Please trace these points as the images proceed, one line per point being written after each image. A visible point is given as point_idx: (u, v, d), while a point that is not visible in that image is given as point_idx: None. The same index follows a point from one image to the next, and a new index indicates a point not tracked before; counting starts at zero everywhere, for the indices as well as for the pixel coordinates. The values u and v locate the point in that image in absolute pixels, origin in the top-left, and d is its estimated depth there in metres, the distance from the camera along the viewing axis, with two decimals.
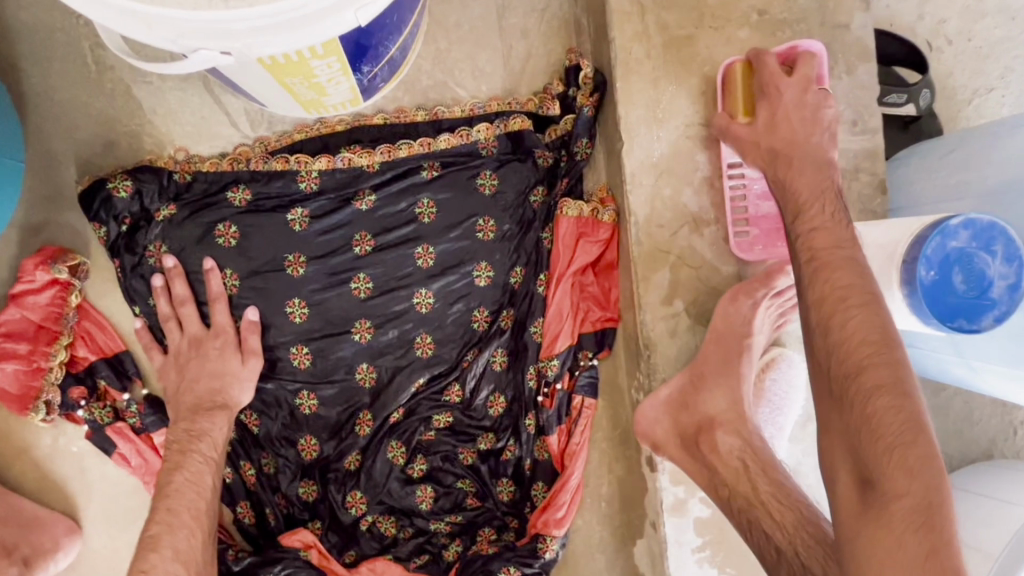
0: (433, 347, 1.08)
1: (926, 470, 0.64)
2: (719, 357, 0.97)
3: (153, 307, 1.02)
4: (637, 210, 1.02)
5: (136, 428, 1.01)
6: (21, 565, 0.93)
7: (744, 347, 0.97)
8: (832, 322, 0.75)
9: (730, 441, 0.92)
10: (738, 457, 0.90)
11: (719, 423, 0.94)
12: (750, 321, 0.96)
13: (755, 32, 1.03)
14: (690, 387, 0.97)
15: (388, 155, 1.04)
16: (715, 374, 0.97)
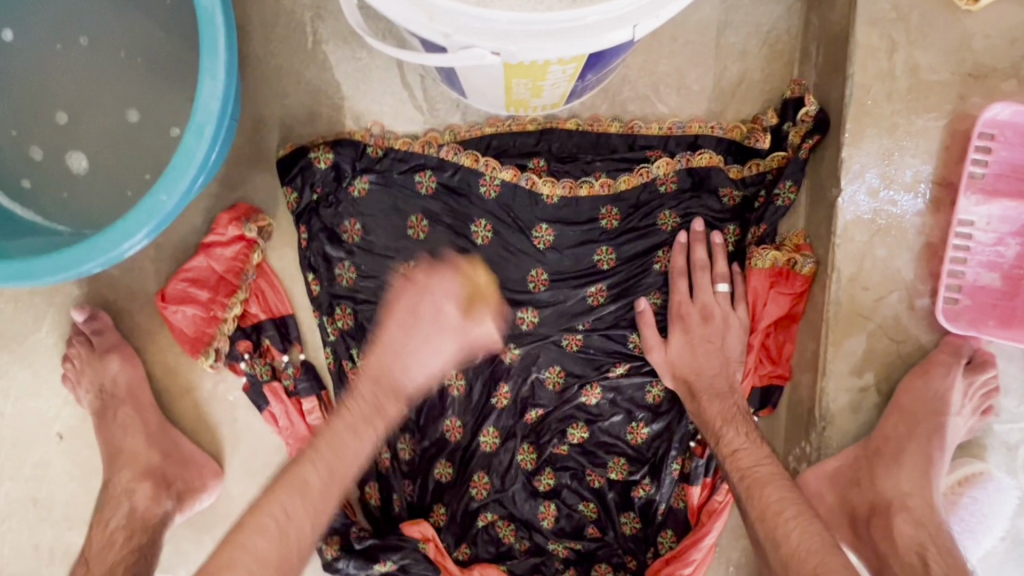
0: (581, 343, 1.03)
1: None
2: (904, 431, 0.87)
3: (333, 278, 1.03)
4: (841, 265, 0.92)
5: (289, 390, 1.04)
6: (175, 499, 1.00)
7: (940, 426, 0.87)
8: (771, 510, 0.84)
9: (909, 531, 0.82)
10: (916, 552, 0.80)
11: (898, 507, 0.84)
12: (945, 397, 0.87)
13: (1022, 87, 0.90)
14: (864, 462, 0.88)
15: (569, 190, 0.99)
16: (895, 451, 0.87)
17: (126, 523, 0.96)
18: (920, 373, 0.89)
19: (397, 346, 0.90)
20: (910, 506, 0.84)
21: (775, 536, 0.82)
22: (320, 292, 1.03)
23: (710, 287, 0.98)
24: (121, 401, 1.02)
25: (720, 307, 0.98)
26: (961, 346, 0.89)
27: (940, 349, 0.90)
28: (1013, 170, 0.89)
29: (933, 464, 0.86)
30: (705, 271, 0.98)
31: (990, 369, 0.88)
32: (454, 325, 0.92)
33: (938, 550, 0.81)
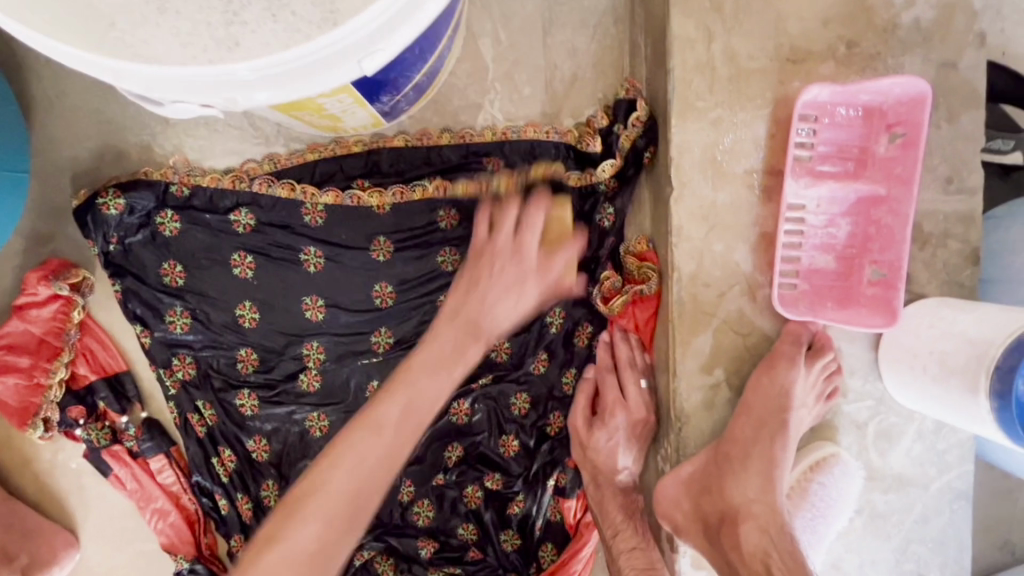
0: None
1: None
2: (751, 433, 0.84)
3: (166, 328, 0.96)
4: (682, 266, 0.90)
5: (132, 452, 0.97)
6: (20, 574, 0.91)
7: (786, 424, 0.85)
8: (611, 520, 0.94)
9: (755, 537, 0.79)
10: (760, 560, 0.77)
11: (744, 515, 0.81)
12: (788, 393, 0.85)
13: (840, 68, 0.89)
14: (714, 467, 0.85)
15: (400, 197, 0.96)
16: (743, 455, 0.84)
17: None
18: (766, 369, 0.87)
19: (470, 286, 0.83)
20: (755, 513, 0.81)
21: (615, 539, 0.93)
22: (152, 344, 0.97)
23: (634, 382, 0.96)
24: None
25: (639, 401, 0.96)
26: (801, 334, 0.88)
27: (781, 338, 0.89)
28: (839, 151, 0.89)
29: (774, 460, 0.83)
30: (627, 368, 0.97)
31: (829, 355, 0.89)
32: (554, 247, 0.85)
33: (781, 558, 0.77)
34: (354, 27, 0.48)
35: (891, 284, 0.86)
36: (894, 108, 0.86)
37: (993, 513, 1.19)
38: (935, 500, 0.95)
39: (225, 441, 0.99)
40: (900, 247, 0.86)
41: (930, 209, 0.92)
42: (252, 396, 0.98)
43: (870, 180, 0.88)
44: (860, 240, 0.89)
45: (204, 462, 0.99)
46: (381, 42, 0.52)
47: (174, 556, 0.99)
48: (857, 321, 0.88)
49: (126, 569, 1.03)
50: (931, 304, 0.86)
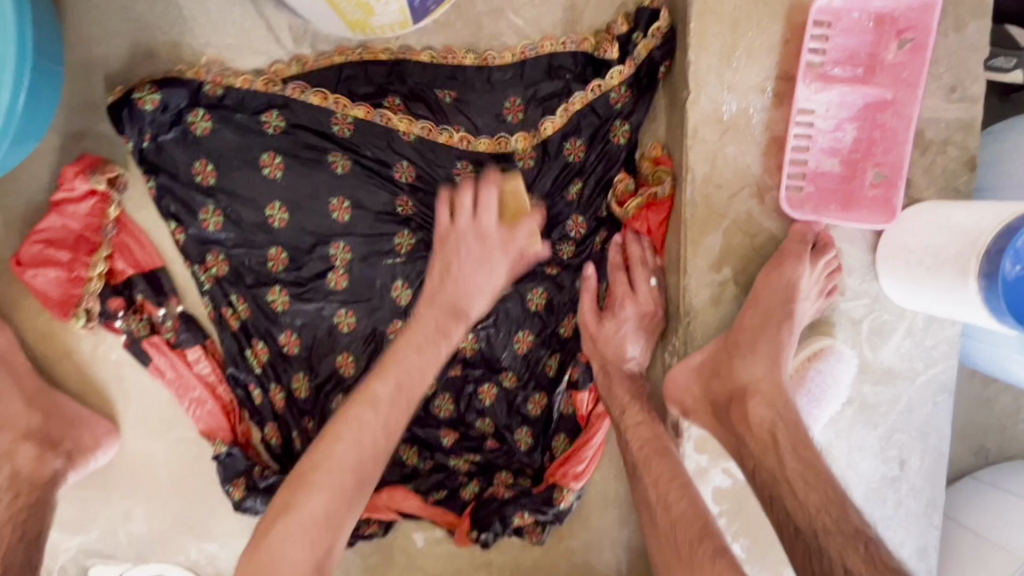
0: None
1: (681, 485, 0.92)
2: (758, 320, 0.91)
3: (200, 224, 1.01)
4: (694, 167, 0.95)
5: (170, 343, 1.03)
6: (64, 458, 0.99)
7: (791, 312, 0.90)
8: (620, 403, 1.00)
9: (763, 412, 0.85)
10: (768, 430, 0.84)
11: (752, 392, 0.87)
12: (794, 286, 0.91)
13: None
14: (725, 354, 0.91)
15: (428, 130, 1.01)
16: (750, 340, 0.90)
17: (10, 485, 0.94)
18: (774, 267, 0.92)
19: (444, 274, 0.90)
20: (763, 390, 0.86)
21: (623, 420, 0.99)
22: (187, 240, 1.01)
23: (645, 279, 1.01)
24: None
25: (648, 295, 1.02)
26: (806, 232, 0.94)
27: (788, 238, 0.95)
28: (849, 56, 0.92)
29: (781, 344, 0.89)
30: (638, 265, 1.01)
31: (830, 251, 0.94)
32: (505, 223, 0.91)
33: (786, 428, 0.84)
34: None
35: (892, 184, 0.92)
36: (904, 13, 0.89)
37: (971, 419, 1.28)
38: (920, 393, 1.03)
39: (258, 335, 1.05)
40: (902, 148, 0.90)
41: (934, 116, 0.96)
42: (284, 292, 1.03)
43: (878, 85, 0.91)
44: (865, 144, 0.93)
45: (239, 354, 1.05)
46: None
47: (212, 440, 1.06)
48: (859, 220, 0.93)
49: (165, 455, 1.10)
50: (925, 206, 0.91)
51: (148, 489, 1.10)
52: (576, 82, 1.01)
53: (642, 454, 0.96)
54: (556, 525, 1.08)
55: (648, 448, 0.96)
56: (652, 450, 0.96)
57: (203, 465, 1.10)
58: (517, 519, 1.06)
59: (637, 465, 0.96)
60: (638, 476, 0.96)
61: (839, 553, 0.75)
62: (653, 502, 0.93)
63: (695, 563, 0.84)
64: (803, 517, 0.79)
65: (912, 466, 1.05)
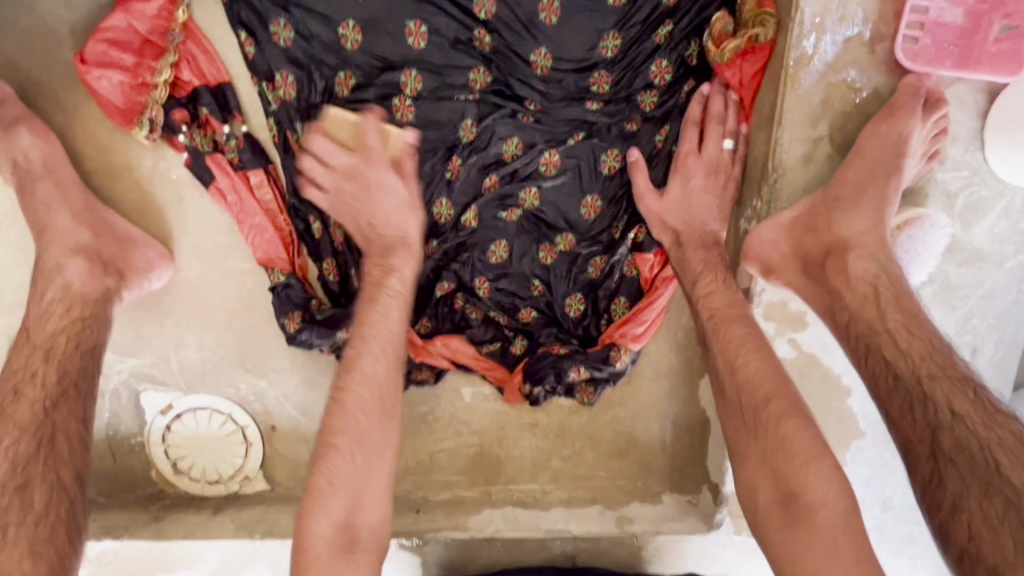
0: (537, 112, 1.01)
1: (754, 348, 0.90)
2: (863, 175, 0.86)
3: (270, 37, 0.96)
4: (806, 6, 0.88)
5: (234, 164, 1.00)
6: (116, 277, 0.98)
7: (898, 167, 0.86)
8: (691, 274, 0.97)
9: (865, 265, 0.83)
10: (869, 283, 0.82)
11: (853, 246, 0.84)
12: (906, 138, 0.85)
13: None
14: (823, 208, 0.88)
15: None
16: (854, 195, 0.86)
17: (63, 297, 0.94)
18: (886, 117, 0.86)
19: (383, 272, 0.97)
20: (867, 244, 0.84)
21: (693, 289, 0.96)
22: (256, 55, 0.97)
23: (717, 138, 0.99)
24: (38, 178, 0.96)
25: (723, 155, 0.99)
26: (919, 85, 0.88)
27: (898, 92, 0.88)
28: None
29: (886, 200, 0.85)
30: (714, 121, 0.99)
31: (942, 108, 0.88)
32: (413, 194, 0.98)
33: (890, 283, 0.82)
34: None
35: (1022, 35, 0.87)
36: None
37: None
38: (1006, 277, 0.99)
39: None
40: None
41: None
42: (349, 122, 0.99)
43: None
44: None
45: (302, 184, 1.02)
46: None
47: (270, 270, 1.03)
48: (981, 73, 0.89)
49: (220, 285, 1.09)
50: None
51: (202, 318, 1.10)
52: None
53: (712, 322, 0.93)
54: (609, 385, 1.07)
55: (719, 312, 0.93)
56: (728, 318, 0.93)
57: (257, 298, 1.09)
58: (573, 374, 1.05)
59: (705, 334, 0.94)
60: (706, 343, 0.94)
61: (946, 398, 0.73)
62: (720, 371, 0.91)
63: (763, 430, 0.85)
64: (907, 366, 0.77)
65: (985, 355, 1.02)
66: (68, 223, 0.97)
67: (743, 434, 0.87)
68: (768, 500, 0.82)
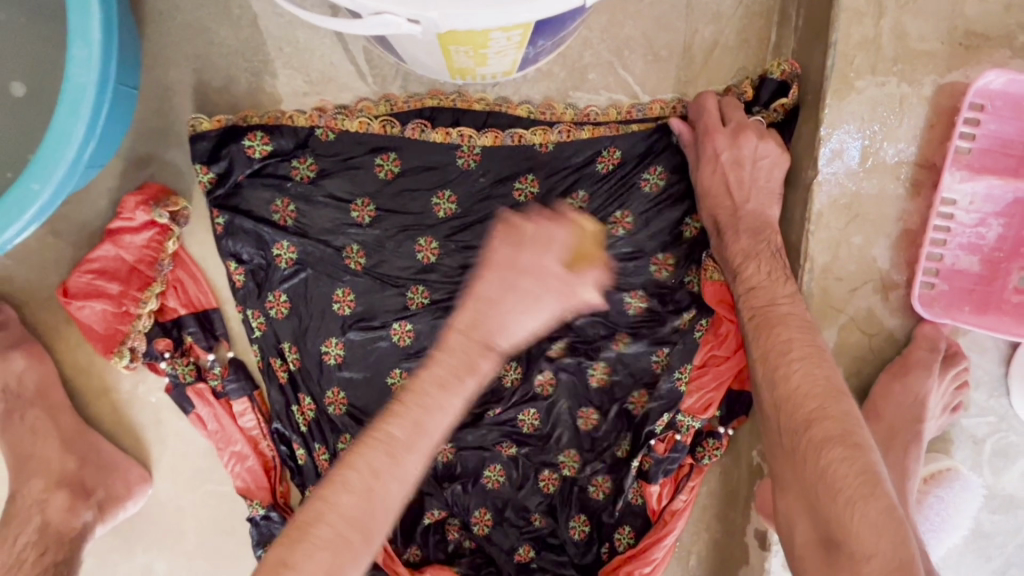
0: (525, 329, 0.95)
1: (829, 390, 0.73)
2: (879, 440, 0.83)
3: (267, 256, 0.93)
4: (815, 253, 0.85)
5: (217, 391, 0.95)
6: (95, 510, 0.90)
7: (915, 433, 0.83)
8: (761, 304, 0.81)
9: None
10: None
11: None
12: (924, 402, 0.82)
13: (1015, 59, 0.82)
14: None
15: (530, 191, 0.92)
16: None
17: (38, 539, 0.86)
18: (898, 376, 0.84)
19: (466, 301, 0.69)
20: None
21: (765, 317, 0.80)
22: (245, 283, 0.93)
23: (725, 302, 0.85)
24: (32, 402, 0.92)
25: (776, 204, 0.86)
26: (937, 338, 0.84)
27: (915, 344, 0.85)
28: (1002, 145, 0.82)
29: (906, 472, 0.82)
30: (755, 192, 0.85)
31: (962, 366, 0.85)
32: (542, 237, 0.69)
33: None
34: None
35: None
36: None
37: None
38: None
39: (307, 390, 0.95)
40: None
41: None
42: (340, 344, 0.94)
43: None
44: (1011, 243, 0.84)
45: (284, 410, 0.95)
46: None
47: (249, 500, 0.96)
48: (998, 329, 0.83)
49: (195, 511, 1.00)
50: None
51: (172, 543, 1.01)
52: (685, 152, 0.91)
53: (768, 358, 0.77)
54: None
55: (782, 347, 0.77)
56: (801, 353, 0.76)
57: (235, 523, 1.00)
58: None
59: (770, 376, 0.76)
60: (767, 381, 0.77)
61: None
62: (766, 391, 0.76)
63: (803, 458, 0.71)
64: None
65: None
66: (55, 452, 0.91)
67: (783, 463, 0.73)
68: (807, 540, 0.69)
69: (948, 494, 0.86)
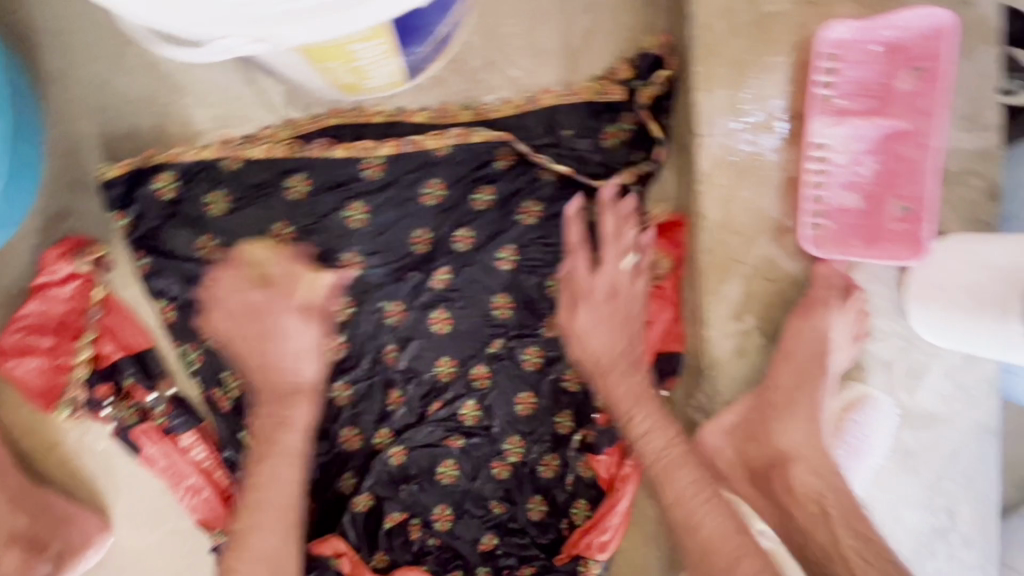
0: (450, 323, 1.00)
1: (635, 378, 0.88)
2: (794, 380, 0.83)
3: (194, 291, 0.95)
4: (708, 212, 0.90)
5: (163, 429, 0.96)
6: (53, 562, 0.92)
7: (824, 366, 0.83)
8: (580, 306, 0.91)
9: (808, 480, 0.77)
10: (815, 502, 0.77)
11: (794, 458, 0.79)
12: (827, 337, 0.84)
13: (862, 8, 0.88)
14: (760, 416, 0.83)
15: (438, 194, 0.96)
16: (788, 402, 0.82)
17: None
18: (803, 316, 0.86)
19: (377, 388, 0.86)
20: (805, 457, 0.79)
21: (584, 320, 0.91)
22: (177, 320, 0.96)
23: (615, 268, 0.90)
24: None
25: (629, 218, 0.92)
26: (831, 276, 0.89)
27: (814, 284, 0.89)
28: (862, 88, 0.88)
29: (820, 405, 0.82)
30: (612, 242, 0.90)
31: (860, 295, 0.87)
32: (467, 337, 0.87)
33: (837, 499, 0.76)
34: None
35: (918, 218, 0.87)
36: (918, 42, 0.86)
37: None
38: (963, 437, 0.97)
39: None
40: (928, 180, 0.86)
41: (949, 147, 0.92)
42: None
43: (895, 116, 0.88)
44: (886, 176, 0.89)
45: (231, 438, 0.97)
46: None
47: (209, 531, 0.98)
48: (888, 257, 0.88)
49: (158, 552, 1.01)
50: (958, 238, 0.87)
51: None
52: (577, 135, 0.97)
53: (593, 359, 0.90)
54: None
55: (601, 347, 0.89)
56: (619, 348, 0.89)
57: (199, 559, 1.01)
58: None
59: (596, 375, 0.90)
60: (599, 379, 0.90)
61: None
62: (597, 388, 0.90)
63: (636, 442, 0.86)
64: None
65: (963, 516, 0.98)
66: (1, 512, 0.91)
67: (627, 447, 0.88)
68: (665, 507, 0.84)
69: (865, 419, 0.91)
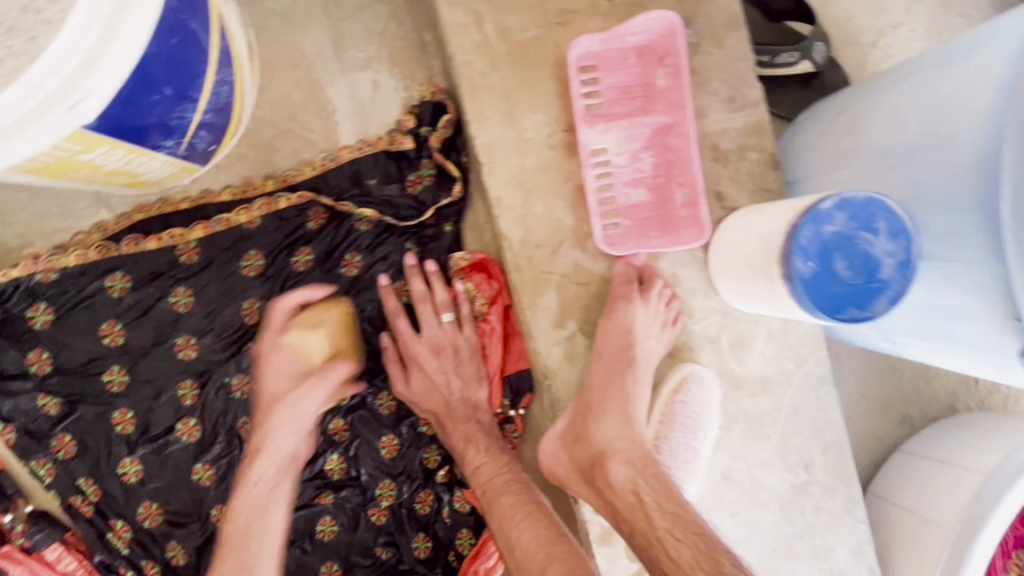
0: None
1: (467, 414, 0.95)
2: (606, 376, 0.89)
3: (33, 406, 0.96)
4: (508, 233, 0.95)
5: (25, 548, 0.96)
6: None
7: (630, 360, 0.90)
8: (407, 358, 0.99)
9: (624, 470, 0.82)
10: (631, 490, 0.80)
11: (611, 452, 0.84)
12: (630, 330, 0.90)
13: (607, 21, 0.95)
14: (581, 417, 0.88)
15: (259, 264, 0.99)
16: (601, 400, 0.87)
17: None
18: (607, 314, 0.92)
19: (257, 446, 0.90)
20: (619, 449, 0.84)
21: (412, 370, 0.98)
22: (19, 439, 0.96)
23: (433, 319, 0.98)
24: None
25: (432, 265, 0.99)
26: (629, 271, 0.94)
27: (616, 281, 0.94)
28: (623, 93, 0.94)
29: (631, 395, 0.88)
30: (425, 302, 0.98)
31: (662, 282, 0.94)
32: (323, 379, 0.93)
33: (649, 484, 0.80)
34: (57, 72, 0.56)
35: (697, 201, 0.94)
36: (658, 43, 0.93)
37: (912, 389, 1.22)
38: (800, 393, 1.02)
39: (117, 513, 0.98)
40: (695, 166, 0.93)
41: (722, 129, 0.98)
42: (136, 461, 0.98)
43: (658, 112, 0.94)
44: (664, 167, 0.95)
45: (99, 541, 0.97)
46: (84, 81, 0.59)
47: None
48: (679, 242, 0.94)
49: None
50: (738, 215, 0.91)
51: None
52: (383, 182, 1.00)
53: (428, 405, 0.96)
54: None
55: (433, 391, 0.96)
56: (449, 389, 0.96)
57: None
58: None
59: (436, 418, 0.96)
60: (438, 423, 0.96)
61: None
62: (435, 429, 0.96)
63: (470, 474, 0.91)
64: None
65: (818, 467, 1.03)
66: None
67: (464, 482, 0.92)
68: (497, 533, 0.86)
69: (692, 402, 0.95)
